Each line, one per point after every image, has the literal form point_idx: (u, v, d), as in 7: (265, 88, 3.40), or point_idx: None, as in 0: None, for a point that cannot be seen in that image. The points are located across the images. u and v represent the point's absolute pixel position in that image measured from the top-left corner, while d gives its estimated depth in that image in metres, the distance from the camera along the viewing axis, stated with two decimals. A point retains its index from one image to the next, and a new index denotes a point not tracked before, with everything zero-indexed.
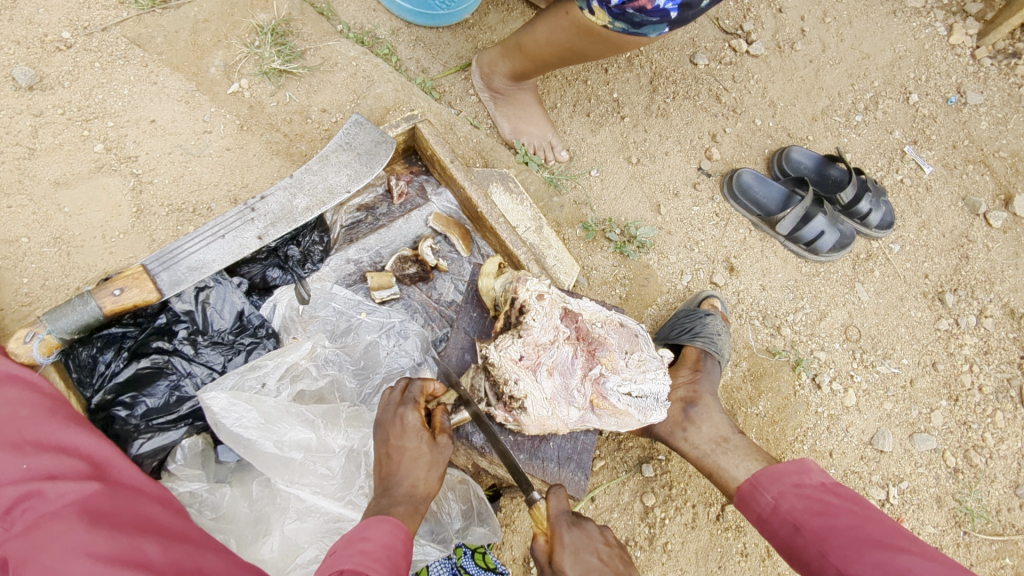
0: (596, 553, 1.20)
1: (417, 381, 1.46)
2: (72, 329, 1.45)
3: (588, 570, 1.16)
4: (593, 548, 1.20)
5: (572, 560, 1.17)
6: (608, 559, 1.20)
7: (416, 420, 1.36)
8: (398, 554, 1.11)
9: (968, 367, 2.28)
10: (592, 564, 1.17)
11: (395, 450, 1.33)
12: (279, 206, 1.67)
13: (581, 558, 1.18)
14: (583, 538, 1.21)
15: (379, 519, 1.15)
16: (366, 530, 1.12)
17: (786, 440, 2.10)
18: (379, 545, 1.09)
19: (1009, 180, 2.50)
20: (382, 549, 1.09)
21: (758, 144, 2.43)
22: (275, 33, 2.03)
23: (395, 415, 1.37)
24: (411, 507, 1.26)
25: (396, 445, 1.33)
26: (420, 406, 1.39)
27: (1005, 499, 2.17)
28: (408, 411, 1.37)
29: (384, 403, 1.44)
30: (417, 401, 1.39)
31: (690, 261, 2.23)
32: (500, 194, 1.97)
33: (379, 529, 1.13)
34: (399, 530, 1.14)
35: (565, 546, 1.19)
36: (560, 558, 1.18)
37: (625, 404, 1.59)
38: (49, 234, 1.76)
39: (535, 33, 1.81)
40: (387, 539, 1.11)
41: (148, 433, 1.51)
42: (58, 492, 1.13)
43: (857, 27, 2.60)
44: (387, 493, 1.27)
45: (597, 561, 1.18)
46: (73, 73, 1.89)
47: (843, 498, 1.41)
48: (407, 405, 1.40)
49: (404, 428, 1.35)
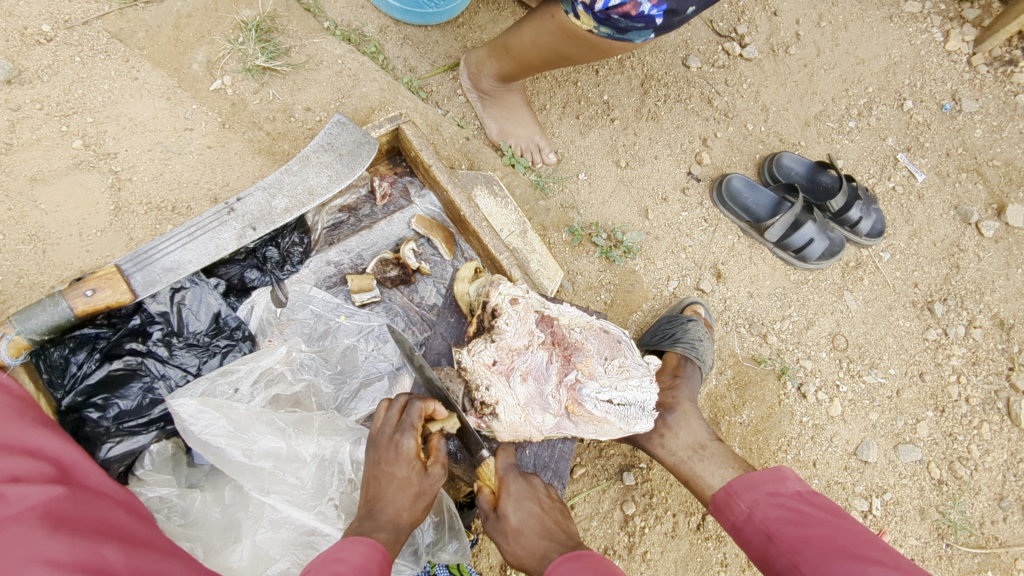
0: (536, 502, 1.34)
1: (415, 402, 1.37)
2: (43, 329, 1.41)
3: (528, 514, 1.30)
4: (534, 497, 1.34)
5: (514, 505, 1.31)
6: (548, 508, 1.34)
7: (412, 448, 1.29)
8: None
9: (955, 378, 2.26)
10: (533, 511, 1.31)
11: (384, 476, 1.28)
12: (257, 207, 1.65)
13: (523, 505, 1.32)
14: (526, 488, 1.35)
15: (355, 541, 1.11)
16: (340, 552, 1.07)
17: (770, 449, 2.08)
18: (354, 566, 1.04)
19: (1003, 189, 2.48)
20: (356, 569, 1.04)
21: (749, 149, 2.41)
22: (259, 29, 2.00)
23: (391, 440, 1.31)
24: (394, 534, 1.19)
25: (386, 470, 1.29)
26: (419, 431, 1.32)
27: (989, 512, 2.16)
28: (404, 437, 1.30)
29: (381, 420, 1.37)
30: (417, 426, 1.32)
31: (677, 267, 2.21)
32: (485, 198, 1.94)
33: (354, 550, 1.08)
34: (375, 550, 1.10)
35: (509, 492, 1.33)
36: (504, 504, 1.32)
37: (603, 411, 1.56)
38: (24, 231, 1.74)
39: (521, 35, 1.79)
40: (361, 561, 1.06)
41: (117, 436, 1.49)
42: (20, 495, 1.10)
43: (852, 32, 2.57)
44: (371, 518, 1.21)
45: (536, 508, 1.32)
46: (53, 67, 1.86)
47: (817, 507, 1.38)
48: (404, 430, 1.32)
49: (398, 455, 1.29)
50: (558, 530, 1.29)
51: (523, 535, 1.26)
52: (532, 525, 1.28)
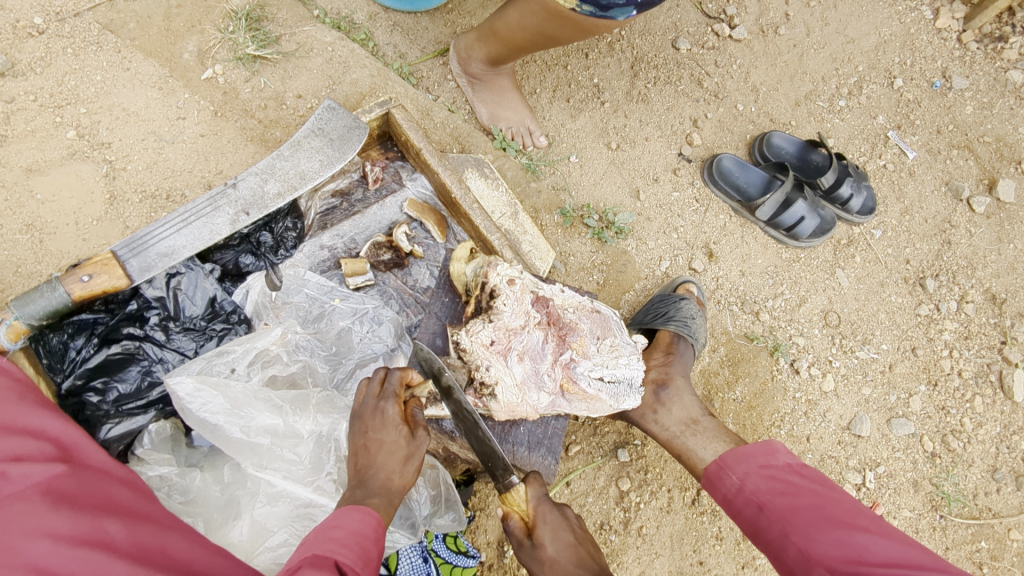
0: (572, 531, 1.30)
1: (394, 371, 1.38)
2: (41, 315, 1.43)
3: (565, 545, 1.26)
4: (569, 526, 1.30)
5: (551, 534, 1.27)
6: (582, 538, 1.30)
7: (396, 414, 1.31)
8: (370, 541, 1.07)
9: (947, 353, 2.28)
10: (569, 541, 1.27)
11: (372, 443, 1.28)
12: (250, 191, 1.66)
13: (559, 535, 1.28)
14: (561, 518, 1.31)
15: (350, 509, 1.12)
16: (336, 519, 1.09)
17: (763, 425, 2.10)
18: (349, 532, 1.06)
19: (994, 165, 2.49)
20: (351, 535, 1.05)
21: (740, 129, 2.42)
22: (249, 18, 2.01)
23: (375, 408, 1.32)
24: (386, 500, 1.21)
25: (375, 437, 1.29)
26: (401, 398, 1.34)
27: (982, 483, 2.18)
28: (389, 404, 1.32)
29: (362, 393, 1.37)
30: (399, 394, 1.34)
31: (669, 247, 2.23)
32: (476, 180, 1.96)
33: (349, 518, 1.10)
34: (370, 517, 1.11)
35: (546, 521, 1.29)
36: (541, 533, 1.28)
37: (596, 389, 1.59)
38: (21, 220, 1.76)
39: (508, 18, 1.81)
40: (357, 526, 1.08)
41: (117, 418, 1.52)
42: (22, 473, 1.12)
43: (841, 11, 2.57)
44: (362, 485, 1.23)
45: (572, 538, 1.28)
46: (46, 59, 1.87)
47: (808, 479, 1.41)
48: (387, 398, 1.33)
49: (384, 421, 1.30)
50: (592, 559, 1.25)
51: (559, 564, 1.23)
52: (568, 554, 1.24)
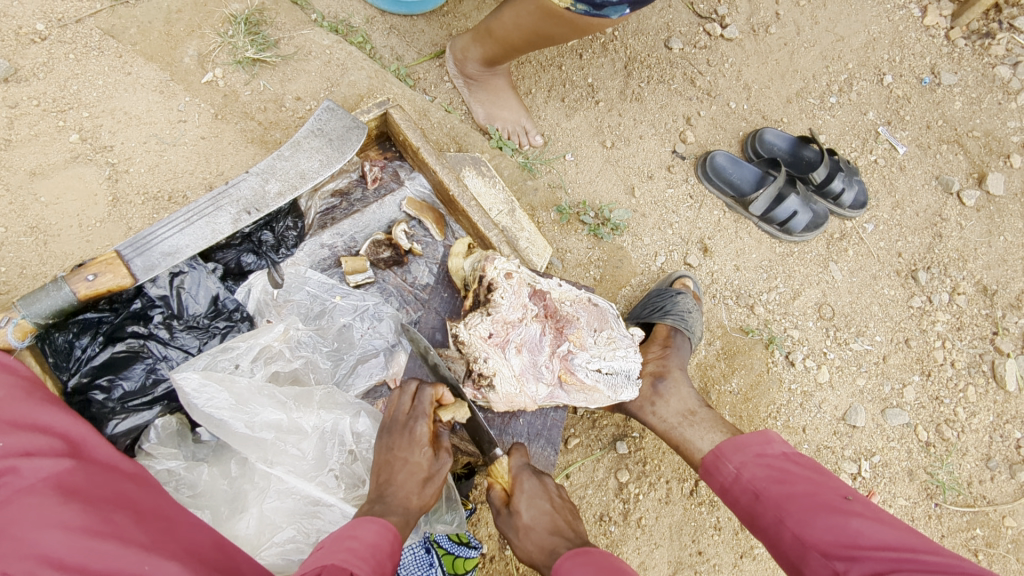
0: (549, 500, 1.35)
1: (427, 387, 1.41)
2: (47, 314, 1.45)
3: (540, 513, 1.31)
4: (547, 496, 1.35)
5: (527, 502, 1.33)
6: (559, 507, 1.35)
7: (424, 434, 1.34)
8: (384, 554, 1.09)
9: (940, 344, 2.31)
10: (545, 509, 1.33)
11: (396, 461, 1.31)
12: (251, 192, 1.69)
13: (535, 503, 1.33)
14: (539, 487, 1.36)
15: (367, 521, 1.15)
16: (353, 529, 1.11)
17: (759, 416, 2.13)
18: (366, 543, 1.08)
19: (983, 159, 2.53)
20: (368, 547, 1.08)
21: (732, 126, 2.46)
22: (248, 23, 2.05)
23: (405, 425, 1.35)
24: (405, 517, 1.23)
25: (400, 455, 1.32)
26: (431, 418, 1.37)
27: (976, 471, 2.21)
28: (418, 423, 1.35)
29: (394, 406, 1.41)
30: (430, 413, 1.37)
31: (664, 243, 2.26)
32: (473, 178, 1.99)
33: (367, 529, 1.12)
34: (386, 530, 1.14)
35: (523, 490, 1.34)
36: (517, 501, 1.34)
37: (593, 379, 1.63)
38: (25, 223, 1.78)
39: (503, 18, 1.84)
40: (373, 538, 1.10)
41: (123, 413, 1.55)
42: (32, 468, 1.14)
43: (831, 10, 2.61)
44: (381, 500, 1.25)
45: (548, 506, 1.34)
46: (48, 64, 1.90)
47: (803, 466, 1.44)
48: (416, 417, 1.36)
49: (411, 440, 1.33)
50: (566, 527, 1.31)
51: (534, 531, 1.29)
52: (543, 522, 1.30)
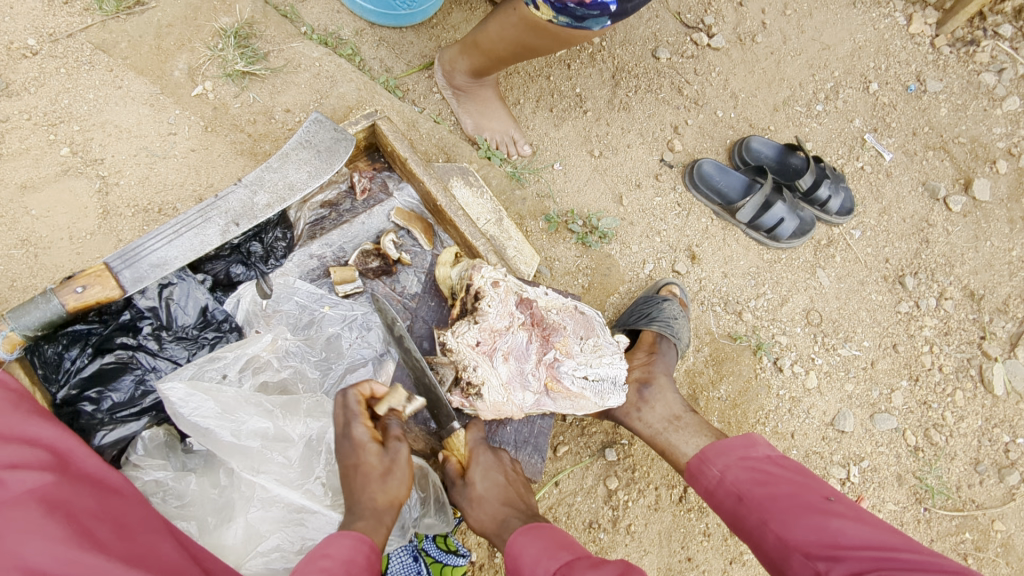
0: (502, 472, 1.47)
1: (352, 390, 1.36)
2: (36, 326, 1.46)
3: (494, 484, 1.42)
4: (500, 468, 1.47)
5: (483, 476, 1.43)
6: (511, 479, 1.47)
7: (363, 434, 1.27)
8: (361, 569, 1.02)
9: (928, 348, 2.33)
10: (499, 481, 1.44)
11: (349, 469, 1.25)
12: (239, 204, 1.70)
13: (490, 476, 1.44)
14: (492, 460, 1.47)
15: (340, 535, 1.07)
16: (325, 546, 1.04)
17: (748, 422, 2.14)
18: (340, 562, 1.01)
19: (969, 165, 2.55)
20: (342, 565, 1.00)
21: (720, 135, 2.48)
22: (238, 36, 2.07)
23: (344, 434, 1.30)
24: None
25: (350, 463, 1.25)
26: (365, 417, 1.30)
27: (965, 476, 2.22)
28: (353, 426, 1.29)
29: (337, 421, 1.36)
30: (361, 411, 1.31)
31: (652, 250, 2.28)
32: (461, 188, 2.01)
33: (340, 545, 1.05)
34: (361, 543, 1.06)
35: (479, 464, 1.44)
36: (474, 474, 1.44)
37: (580, 387, 1.63)
38: (16, 236, 1.80)
39: (488, 30, 1.86)
40: (348, 554, 1.03)
41: (111, 424, 1.56)
42: (18, 480, 1.14)
43: (817, 19, 2.64)
44: None
45: (502, 479, 1.45)
46: (39, 79, 1.93)
47: (786, 469, 1.45)
48: (351, 421, 1.30)
49: (355, 445, 1.27)
50: (517, 499, 1.43)
51: (487, 501, 1.40)
52: (496, 493, 1.41)
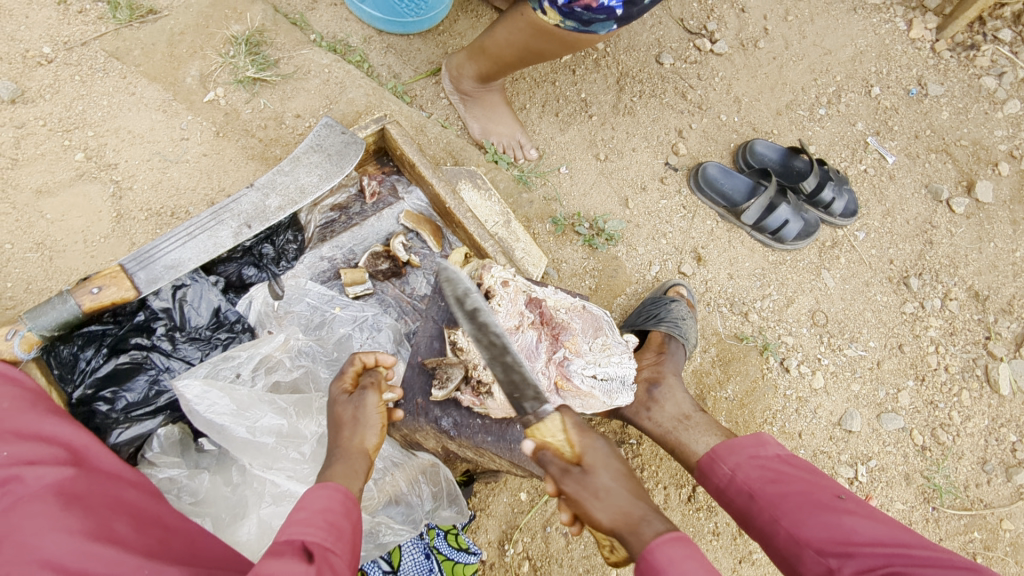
0: (620, 459, 1.16)
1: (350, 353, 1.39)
2: (53, 326, 1.48)
3: (620, 474, 1.12)
4: (617, 455, 1.16)
5: (608, 466, 1.11)
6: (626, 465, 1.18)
7: (338, 388, 1.30)
8: (340, 518, 1.02)
9: (933, 349, 2.34)
10: (622, 470, 1.13)
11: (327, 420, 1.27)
12: (252, 206, 1.73)
13: (610, 464, 1.13)
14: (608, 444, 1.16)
15: (317, 487, 1.06)
16: (300, 499, 1.03)
17: (755, 422, 2.15)
18: (314, 513, 1.00)
19: (972, 168, 2.57)
20: (317, 515, 1.00)
21: (723, 138, 2.51)
22: (249, 43, 2.11)
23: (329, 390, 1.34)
24: None
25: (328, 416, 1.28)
26: (348, 373, 1.33)
27: (973, 475, 2.22)
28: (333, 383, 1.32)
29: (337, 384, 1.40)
30: (344, 369, 1.33)
31: (658, 252, 2.30)
32: (469, 191, 2.04)
33: (315, 496, 1.04)
34: (337, 493, 1.05)
35: (602, 452, 1.12)
36: (595, 464, 1.11)
37: (589, 386, 1.63)
38: (32, 239, 1.82)
39: (495, 36, 1.89)
40: (324, 503, 1.02)
41: (126, 423, 1.57)
42: (35, 475, 1.16)
43: (818, 25, 2.68)
44: None
45: (622, 467, 1.14)
46: (54, 86, 1.96)
47: (796, 468, 1.46)
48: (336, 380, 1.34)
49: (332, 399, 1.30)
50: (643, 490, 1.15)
51: (620, 495, 1.09)
52: (626, 485, 1.11)
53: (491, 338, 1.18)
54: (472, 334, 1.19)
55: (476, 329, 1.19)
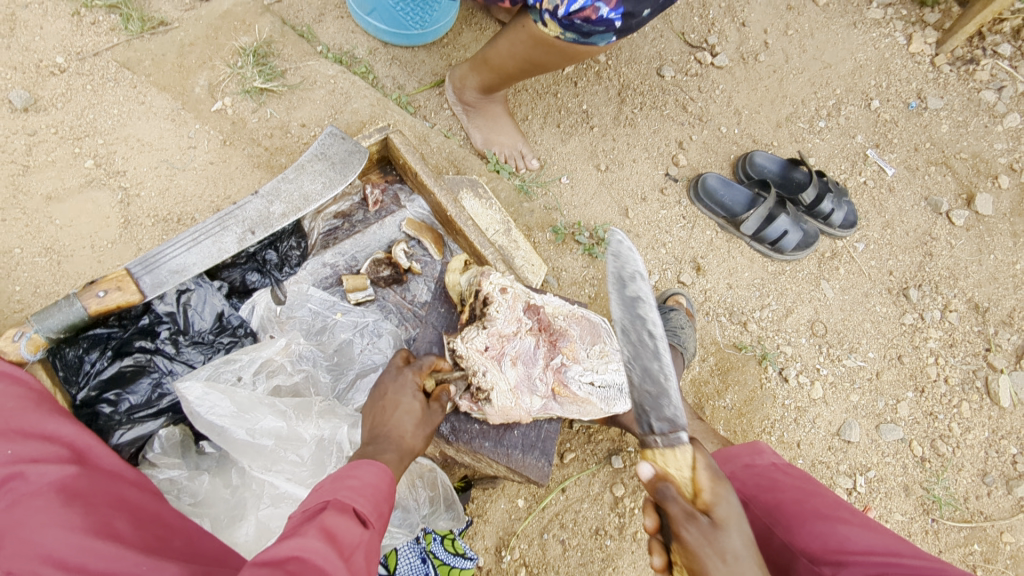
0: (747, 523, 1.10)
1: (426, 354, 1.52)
2: (59, 328, 1.51)
3: (747, 541, 1.07)
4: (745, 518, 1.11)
5: (740, 525, 1.07)
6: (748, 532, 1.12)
7: (416, 382, 1.42)
8: (383, 498, 1.05)
9: (933, 360, 2.34)
10: (750, 538, 1.08)
11: (390, 403, 1.37)
12: (256, 213, 1.76)
13: (741, 527, 1.08)
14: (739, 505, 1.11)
15: (368, 461, 1.09)
16: (353, 468, 1.06)
17: (753, 431, 2.16)
18: (365, 486, 1.03)
19: (972, 181, 2.59)
20: (368, 488, 1.03)
21: (724, 150, 2.54)
22: (256, 54, 2.15)
23: (397, 375, 1.44)
24: None
25: (393, 399, 1.38)
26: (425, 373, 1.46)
27: (972, 487, 2.22)
28: (409, 373, 1.44)
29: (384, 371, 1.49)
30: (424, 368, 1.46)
31: (657, 262, 2.32)
32: (470, 200, 2.06)
33: (366, 470, 1.06)
34: (385, 474, 1.08)
35: (736, 509, 1.08)
36: (726, 522, 1.06)
37: (587, 392, 1.66)
38: (41, 244, 1.86)
39: (498, 48, 1.93)
40: (374, 480, 1.05)
41: (128, 424, 1.60)
42: (38, 473, 1.18)
43: (818, 38, 2.71)
44: None
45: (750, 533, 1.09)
46: (66, 95, 2.01)
47: (791, 476, 1.46)
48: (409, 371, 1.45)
49: (402, 387, 1.40)
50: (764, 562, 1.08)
51: (744, 562, 1.04)
52: (752, 553, 1.06)
53: (642, 334, 1.20)
54: (623, 322, 1.21)
55: (631, 317, 1.21)
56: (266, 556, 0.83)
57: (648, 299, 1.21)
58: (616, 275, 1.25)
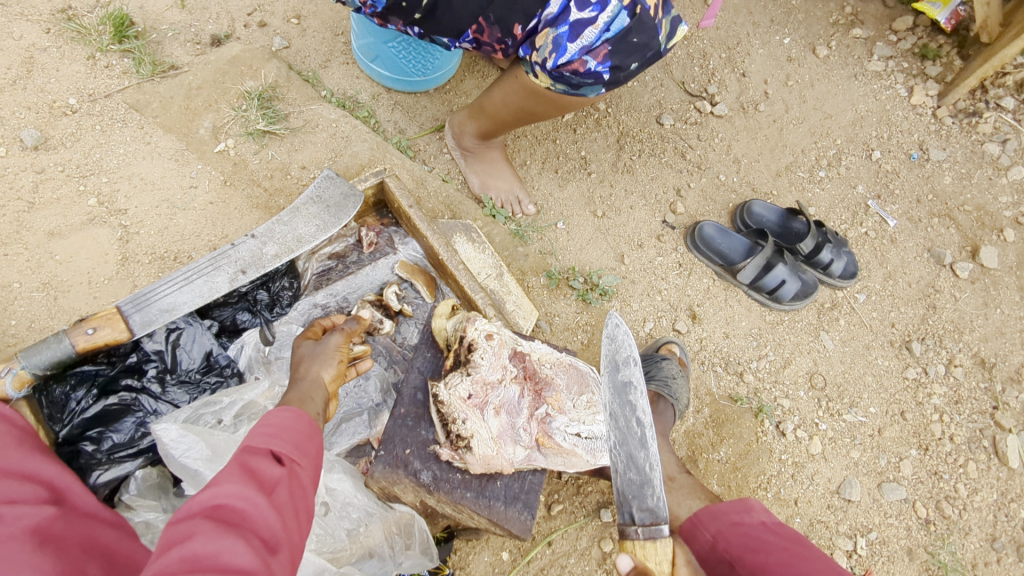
0: None
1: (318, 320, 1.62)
2: (46, 365, 1.51)
3: None
4: None
5: None
6: None
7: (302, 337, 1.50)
8: (304, 436, 1.09)
9: (937, 417, 2.27)
10: None
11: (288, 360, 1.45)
12: (249, 253, 1.77)
13: None
14: None
15: (282, 409, 1.12)
16: (267, 416, 1.09)
17: (749, 486, 2.09)
18: (281, 428, 1.06)
19: (976, 234, 2.55)
20: (284, 430, 1.06)
21: (722, 198, 2.53)
22: (261, 98, 2.21)
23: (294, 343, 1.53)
24: None
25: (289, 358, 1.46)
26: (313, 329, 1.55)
27: (981, 553, 2.12)
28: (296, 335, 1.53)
29: None
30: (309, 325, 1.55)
31: (653, 308, 2.30)
32: (463, 244, 2.07)
33: (282, 416, 1.10)
34: (301, 416, 1.12)
35: None
36: None
37: (571, 443, 1.60)
38: (39, 279, 1.89)
39: (492, 96, 1.96)
40: (290, 423, 1.09)
41: (107, 464, 1.58)
42: (15, 514, 1.14)
43: (818, 89, 2.73)
44: None
45: None
46: (75, 135, 2.07)
47: (782, 538, 1.35)
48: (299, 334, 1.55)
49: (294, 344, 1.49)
50: None
51: None
52: None
53: (631, 419, 1.55)
54: (615, 406, 1.57)
55: (620, 402, 1.57)
56: (184, 509, 0.84)
57: (636, 384, 1.57)
58: (612, 358, 1.62)
